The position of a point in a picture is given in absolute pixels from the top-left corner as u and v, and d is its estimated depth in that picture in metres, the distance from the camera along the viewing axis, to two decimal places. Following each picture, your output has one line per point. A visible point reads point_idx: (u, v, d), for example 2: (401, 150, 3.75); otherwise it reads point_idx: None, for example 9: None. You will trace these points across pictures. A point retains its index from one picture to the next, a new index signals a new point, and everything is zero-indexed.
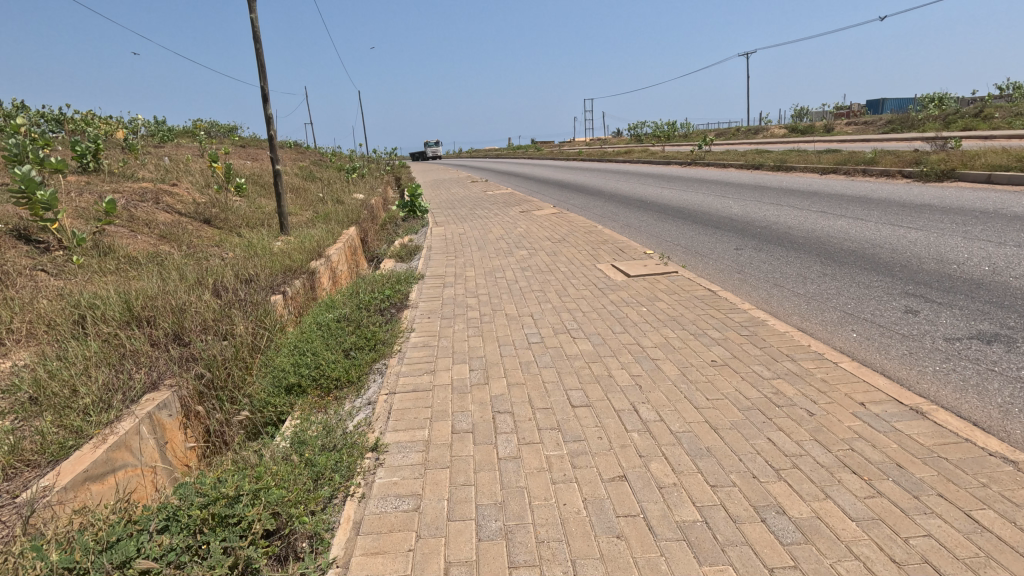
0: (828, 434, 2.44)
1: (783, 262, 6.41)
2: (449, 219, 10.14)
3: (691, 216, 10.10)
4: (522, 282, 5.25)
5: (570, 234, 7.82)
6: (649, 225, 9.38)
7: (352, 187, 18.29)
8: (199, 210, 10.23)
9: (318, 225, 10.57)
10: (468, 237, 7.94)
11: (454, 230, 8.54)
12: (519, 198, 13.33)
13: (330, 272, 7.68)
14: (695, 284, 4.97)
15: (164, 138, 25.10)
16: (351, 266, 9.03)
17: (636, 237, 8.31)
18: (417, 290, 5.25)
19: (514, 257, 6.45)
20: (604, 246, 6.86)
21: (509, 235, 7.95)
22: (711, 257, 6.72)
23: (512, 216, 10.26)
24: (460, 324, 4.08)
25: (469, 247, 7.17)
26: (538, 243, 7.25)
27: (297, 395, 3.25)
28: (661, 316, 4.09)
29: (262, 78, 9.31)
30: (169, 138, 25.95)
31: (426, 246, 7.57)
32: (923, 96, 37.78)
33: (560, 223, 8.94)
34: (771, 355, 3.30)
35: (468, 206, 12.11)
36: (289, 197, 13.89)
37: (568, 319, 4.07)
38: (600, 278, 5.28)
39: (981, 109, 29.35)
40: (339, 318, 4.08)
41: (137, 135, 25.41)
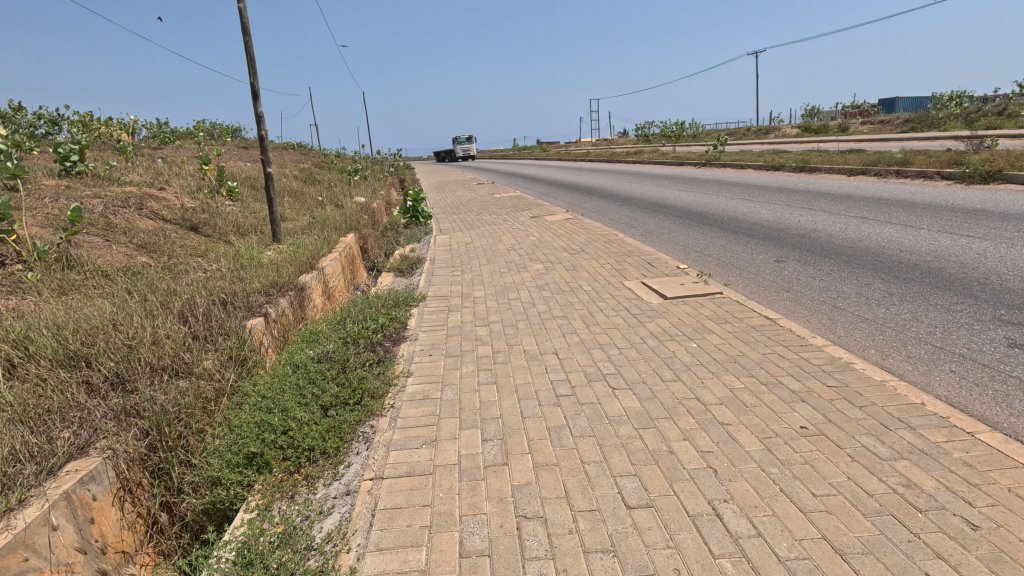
0: (1014, 568, 1.65)
1: (836, 278, 5.62)
2: (455, 226, 9.36)
3: (718, 222, 9.30)
4: (540, 306, 4.47)
5: (589, 245, 7.02)
6: (673, 233, 8.59)
7: (354, 190, 17.55)
8: (186, 216, 9.53)
9: (314, 232, 9.85)
10: (476, 246, 7.19)
11: (461, 240, 7.76)
12: (528, 202, 12.53)
13: (322, 286, 6.95)
14: (747, 309, 4.18)
15: (164, 139, 24.55)
16: (348, 277, 8.30)
17: (662, 248, 7.51)
18: (417, 315, 4.48)
19: (529, 272, 5.67)
20: (630, 258, 6.09)
21: (521, 245, 7.18)
22: (751, 272, 5.94)
23: (524, 223, 9.47)
24: (468, 366, 3.30)
25: (477, 260, 6.39)
26: (555, 255, 6.47)
27: (258, 472, 2.49)
28: (717, 356, 3.30)
29: (252, 73, 8.60)
30: (170, 139, 25.41)
31: (429, 257, 6.79)
32: (942, 95, 36.72)
33: (577, 231, 8.18)
34: (877, 420, 2.51)
35: (475, 211, 11.32)
36: (286, 201, 13.16)
37: (602, 361, 3.28)
38: (631, 301, 4.50)
39: (1006, 107, 28.31)
40: (319, 359, 3.30)
41: (137, 136, 24.89)
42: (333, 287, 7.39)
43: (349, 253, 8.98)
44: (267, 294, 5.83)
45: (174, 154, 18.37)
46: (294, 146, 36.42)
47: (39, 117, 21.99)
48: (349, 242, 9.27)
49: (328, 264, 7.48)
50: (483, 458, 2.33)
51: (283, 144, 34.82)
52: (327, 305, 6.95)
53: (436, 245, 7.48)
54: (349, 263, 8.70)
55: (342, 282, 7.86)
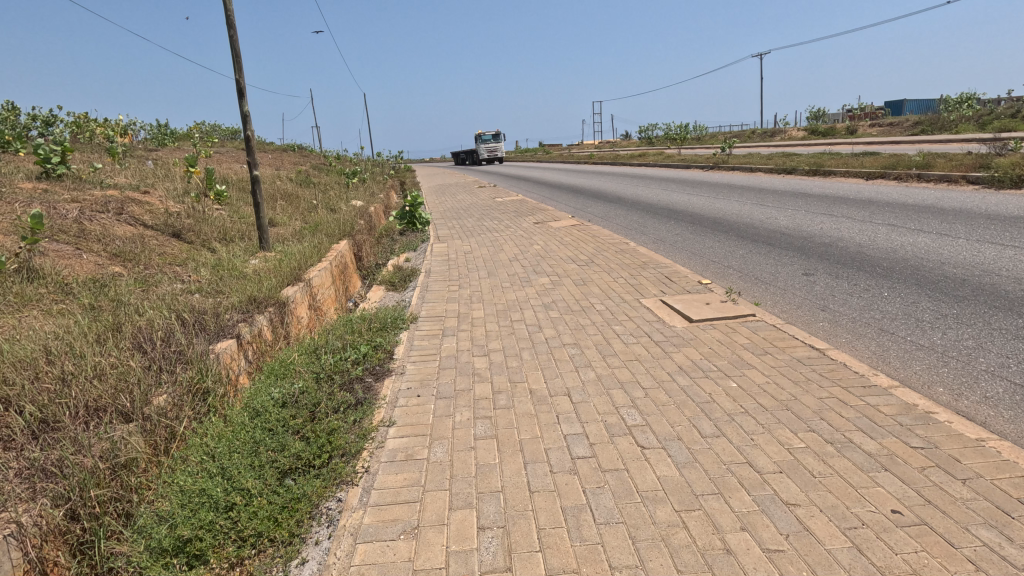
0: None
1: (877, 295, 5.04)
2: (454, 234, 8.78)
3: (735, 229, 8.71)
4: (548, 330, 3.89)
5: (599, 255, 6.43)
6: (687, 242, 8.02)
7: (350, 193, 16.97)
8: (169, 221, 9.00)
9: (305, 238, 9.32)
10: (475, 256, 6.64)
11: (460, 249, 7.18)
12: (532, 207, 11.95)
13: (308, 300, 6.40)
14: (789, 336, 3.61)
15: (162, 141, 24.13)
16: (339, 288, 7.76)
17: (677, 258, 6.94)
18: (406, 340, 3.92)
19: (534, 287, 5.11)
20: (645, 272, 5.52)
21: (524, 255, 6.64)
22: (780, 288, 5.40)
23: (527, 230, 8.88)
24: (463, 412, 2.73)
25: (477, 273, 5.80)
26: (562, 268, 5.88)
27: (188, 566, 1.89)
28: (763, 401, 2.72)
29: (238, 70, 8.07)
30: (167, 140, 24.97)
31: (425, 268, 6.21)
32: (951, 97, 36.10)
33: (584, 239, 7.63)
34: (990, 500, 1.93)
35: (476, 216, 10.74)
36: (278, 206, 12.59)
37: (624, 408, 2.71)
38: (651, 325, 3.95)
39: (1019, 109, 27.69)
40: (282, 405, 2.74)
41: (133, 137, 24.45)
42: (320, 302, 6.77)
43: (339, 263, 8.36)
44: (244, 311, 5.25)
45: (167, 156, 17.84)
46: (293, 148, 35.89)
47: (33, 118, 21.58)
48: (340, 251, 8.65)
49: (314, 275, 6.85)
50: (479, 559, 1.76)
51: (282, 146, 34.30)
52: (314, 323, 6.35)
53: (433, 255, 6.89)
54: (339, 274, 8.07)
55: (331, 295, 7.23)
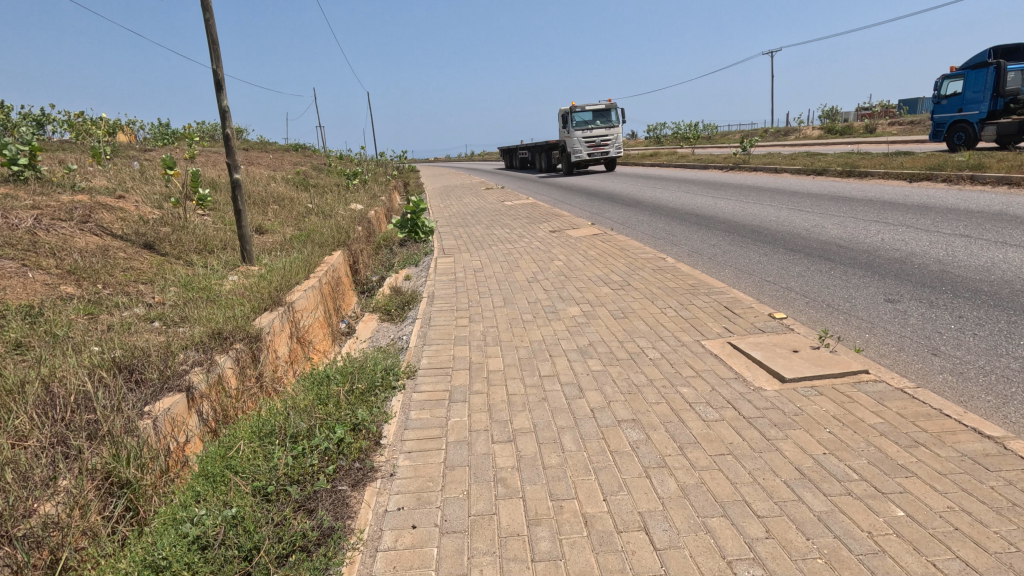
0: None
1: (996, 332, 3.99)
2: (462, 246, 7.72)
3: (781, 240, 7.64)
4: (594, 397, 2.87)
5: (635, 276, 5.38)
6: (730, 256, 6.96)
7: (350, 196, 15.94)
8: (141, 230, 8.01)
9: (295, 250, 8.33)
10: (486, 276, 5.62)
11: (469, 266, 6.13)
12: (545, 212, 10.93)
13: (288, 331, 5.38)
14: (936, 412, 2.57)
15: (158, 140, 23.23)
16: (328, 310, 6.75)
17: (726, 278, 5.89)
18: (399, 406, 2.90)
19: (563, 322, 4.10)
20: (697, 300, 4.49)
21: (544, 274, 5.63)
22: (866, 321, 4.38)
23: (544, 241, 7.83)
24: (483, 569, 1.73)
25: (491, 300, 4.75)
26: (595, 293, 4.83)
27: None
28: (966, 555, 1.70)
29: (216, 61, 7.06)
30: (164, 138, 24.06)
31: (427, 292, 5.18)
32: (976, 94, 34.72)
33: (610, 252, 6.63)
34: None
35: (485, 224, 9.68)
36: (269, 213, 11.56)
37: (742, 565, 1.70)
38: (732, 389, 2.92)
39: None
40: (197, 551, 1.76)
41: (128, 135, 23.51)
42: (303, 335, 5.72)
43: (329, 280, 7.28)
44: (204, 350, 4.24)
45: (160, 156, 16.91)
46: (294, 148, 34.97)
47: (25, 116, 20.71)
48: (331, 266, 7.58)
49: (296, 300, 5.79)
50: None
51: (283, 146, 33.35)
52: (293, 367, 5.29)
53: (437, 274, 5.84)
54: (328, 294, 7.01)
55: (316, 324, 6.18)
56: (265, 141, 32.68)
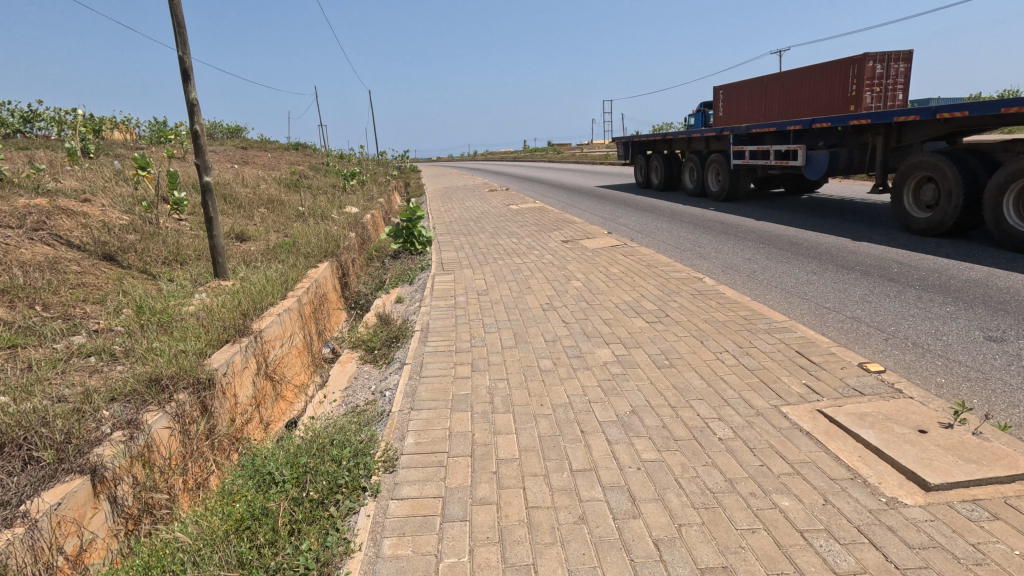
0: None
1: None
2: (463, 259, 6.81)
3: (827, 254, 6.73)
4: (654, 517, 1.95)
5: (672, 304, 4.45)
6: (771, 273, 6.06)
7: (347, 198, 15.02)
8: (103, 238, 7.10)
9: (277, 262, 7.43)
10: (491, 301, 4.70)
11: (471, 287, 5.20)
12: (555, 218, 10.01)
13: (252, 371, 4.44)
14: None
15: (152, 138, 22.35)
16: (307, 337, 5.81)
17: (776, 303, 4.99)
18: (366, 528, 1.99)
19: (591, 374, 3.18)
20: (758, 341, 3.57)
21: (561, 298, 4.71)
22: (976, 372, 3.43)
23: (556, 254, 6.91)
24: None
25: (498, 338, 3.83)
26: (626, 329, 3.91)
27: None
28: None
29: (183, 46, 6.13)
30: (157, 135, 23.16)
31: (420, 323, 4.25)
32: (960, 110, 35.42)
33: (635, 269, 5.69)
34: None
35: (488, 232, 8.77)
36: (255, 218, 10.66)
37: None
38: (856, 503, 2.00)
39: None
40: None
41: (120, 133, 22.62)
42: (272, 371, 4.81)
43: (312, 298, 6.38)
44: (134, 402, 3.32)
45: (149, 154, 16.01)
46: (293, 146, 34.11)
47: (12, 113, 19.85)
48: (315, 281, 6.68)
49: (265, 328, 4.86)
50: None
51: (282, 144, 32.47)
52: (257, 412, 4.39)
53: (434, 297, 4.92)
54: (309, 315, 6.13)
55: (291, 355, 5.27)
56: (264, 139, 31.80)
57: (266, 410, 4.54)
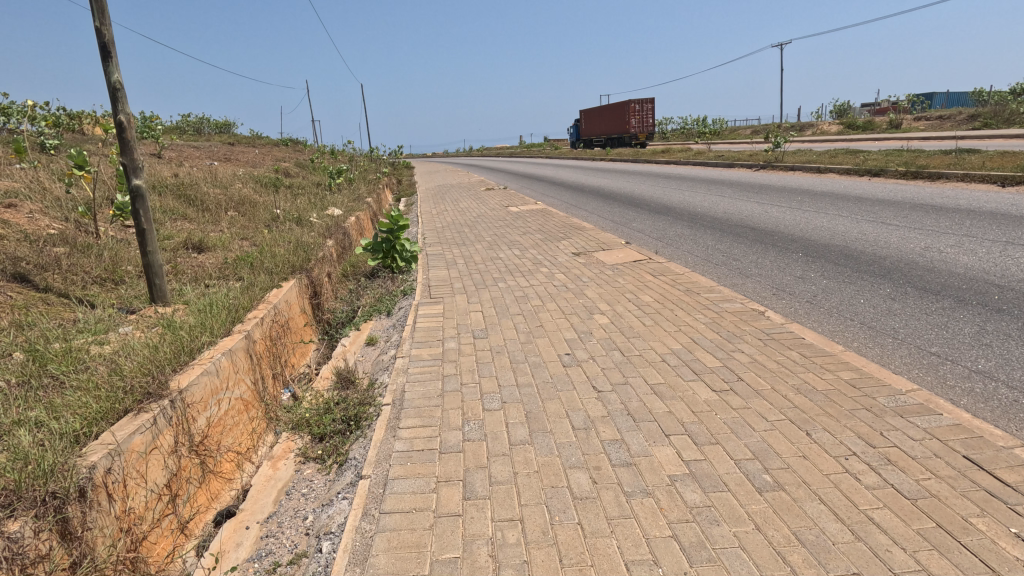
0: None
1: None
2: (455, 278, 5.59)
3: (897, 272, 5.58)
4: None
5: (740, 358, 3.26)
6: (838, 298, 4.92)
7: (331, 199, 13.73)
8: (18, 252, 5.81)
9: (233, 282, 6.20)
10: (492, 350, 3.49)
11: (464, 325, 3.99)
12: (561, 224, 8.80)
13: (163, 451, 3.22)
14: None
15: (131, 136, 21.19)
16: (258, 382, 4.61)
17: (865, 348, 3.83)
18: None
19: (655, 510, 1.97)
20: (894, 435, 2.37)
21: (583, 347, 3.50)
22: None
23: (568, 271, 5.70)
24: None
25: (503, 420, 2.62)
26: (686, 407, 2.71)
27: None
28: None
29: (99, 15, 4.87)
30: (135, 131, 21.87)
31: (392, 389, 3.03)
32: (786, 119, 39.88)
33: (673, 298, 4.48)
34: None
35: (485, 240, 7.59)
36: (221, 223, 9.45)
37: None
38: None
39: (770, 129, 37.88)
40: None
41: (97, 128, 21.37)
42: (198, 442, 3.59)
43: (269, 330, 5.16)
44: None
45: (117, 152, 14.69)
46: (282, 142, 32.82)
47: None
48: (275, 306, 5.46)
49: (190, 386, 3.63)
50: None
51: (270, 140, 31.22)
52: (169, 508, 3.18)
53: (415, 341, 3.71)
54: (263, 351, 4.91)
55: (230, 413, 4.06)
56: (251, 136, 30.50)
57: (185, 502, 3.33)
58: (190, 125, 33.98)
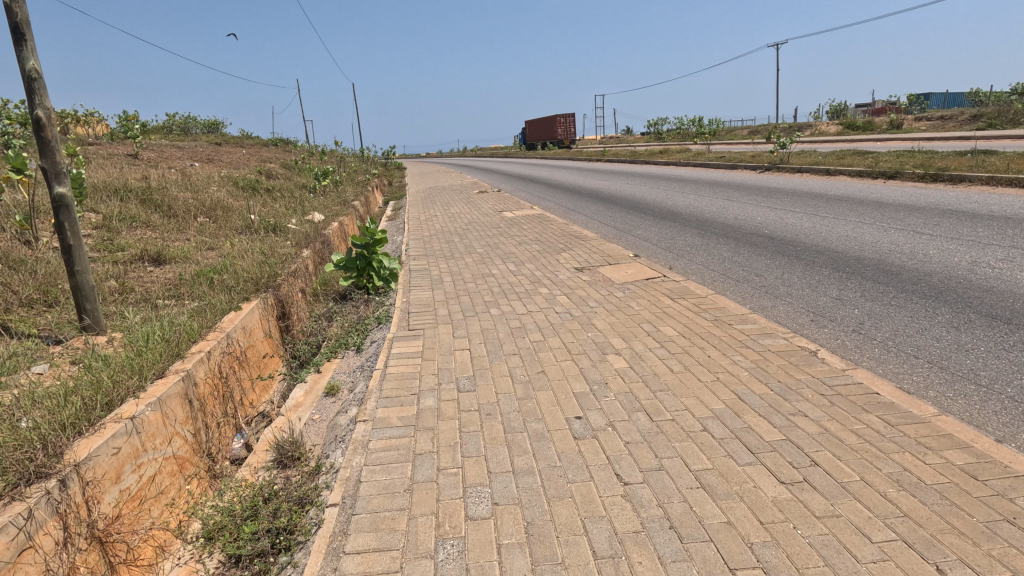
0: None
1: None
2: (439, 300, 4.81)
3: (951, 293, 4.85)
4: None
5: (804, 426, 2.49)
6: (892, 329, 4.18)
7: (314, 203, 12.92)
8: None
9: (186, 306, 5.39)
10: (478, 410, 2.73)
11: (445, 371, 3.21)
12: (560, 233, 8.03)
13: (46, 552, 2.43)
14: None
15: (112, 135, 20.28)
16: (200, 431, 3.83)
17: (945, 400, 3.07)
18: None
19: None
20: None
21: (595, 406, 2.73)
22: None
23: (570, 292, 4.93)
24: None
25: (493, 540, 1.85)
26: (750, 516, 1.93)
27: None
28: None
29: None
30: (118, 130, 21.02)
31: (344, 476, 2.25)
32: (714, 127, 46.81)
33: (698, 331, 3.73)
34: None
35: (476, 252, 6.81)
36: (188, 231, 8.63)
37: None
38: None
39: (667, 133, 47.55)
40: None
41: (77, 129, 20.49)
42: (106, 528, 2.80)
43: (219, 364, 4.36)
44: None
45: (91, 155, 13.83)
46: (271, 142, 31.92)
47: None
48: (228, 334, 4.66)
49: (95, 456, 2.83)
50: None
51: (260, 140, 30.37)
52: None
53: (383, 396, 2.92)
54: (209, 391, 4.11)
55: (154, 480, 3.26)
56: (239, 136, 29.69)
57: None
58: (176, 125, 32.98)
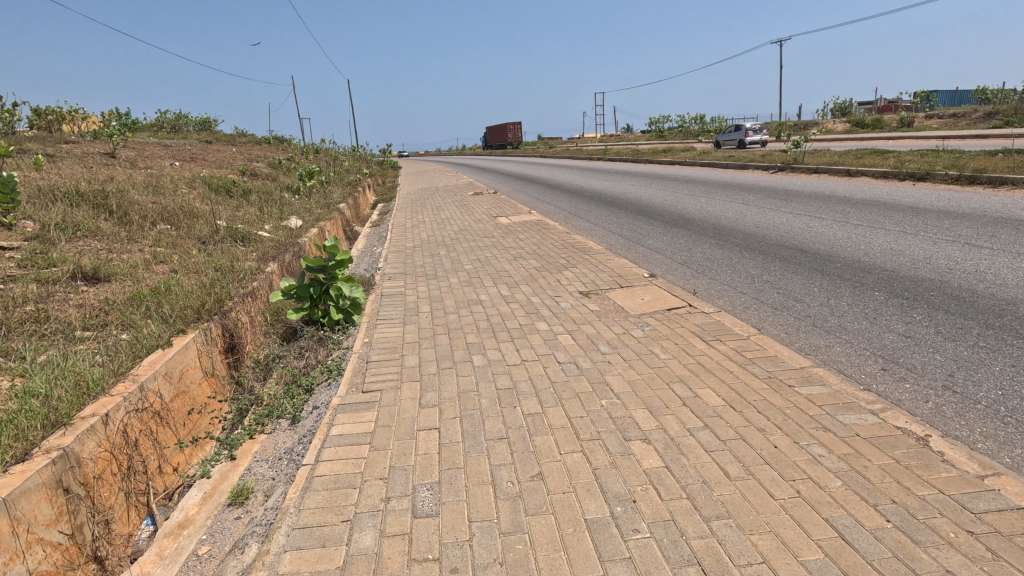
0: None
1: None
2: (409, 339, 3.83)
3: None
4: None
5: None
6: (997, 387, 3.18)
7: (295, 206, 11.92)
8: None
9: (106, 342, 4.40)
10: (436, 562, 1.75)
11: (399, 474, 2.23)
12: (562, 244, 7.04)
13: None
14: None
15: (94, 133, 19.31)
16: (78, 530, 2.84)
17: None
18: None
19: None
20: None
21: (621, 557, 1.75)
22: None
23: (575, 329, 3.94)
24: None
25: None
26: None
27: None
28: None
29: None
30: (100, 127, 20.06)
31: None
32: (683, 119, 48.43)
33: (750, 399, 2.75)
34: None
35: (464, 270, 5.82)
36: (142, 241, 7.63)
37: None
38: None
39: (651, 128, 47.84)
40: None
41: (57, 126, 19.54)
42: None
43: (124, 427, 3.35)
44: None
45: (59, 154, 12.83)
46: (265, 140, 30.93)
47: None
48: (142, 385, 3.62)
49: None
50: None
51: (252, 138, 29.39)
52: None
53: (297, 526, 1.95)
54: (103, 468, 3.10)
55: None
56: (230, 134, 28.71)
57: None
58: (165, 123, 31.86)
